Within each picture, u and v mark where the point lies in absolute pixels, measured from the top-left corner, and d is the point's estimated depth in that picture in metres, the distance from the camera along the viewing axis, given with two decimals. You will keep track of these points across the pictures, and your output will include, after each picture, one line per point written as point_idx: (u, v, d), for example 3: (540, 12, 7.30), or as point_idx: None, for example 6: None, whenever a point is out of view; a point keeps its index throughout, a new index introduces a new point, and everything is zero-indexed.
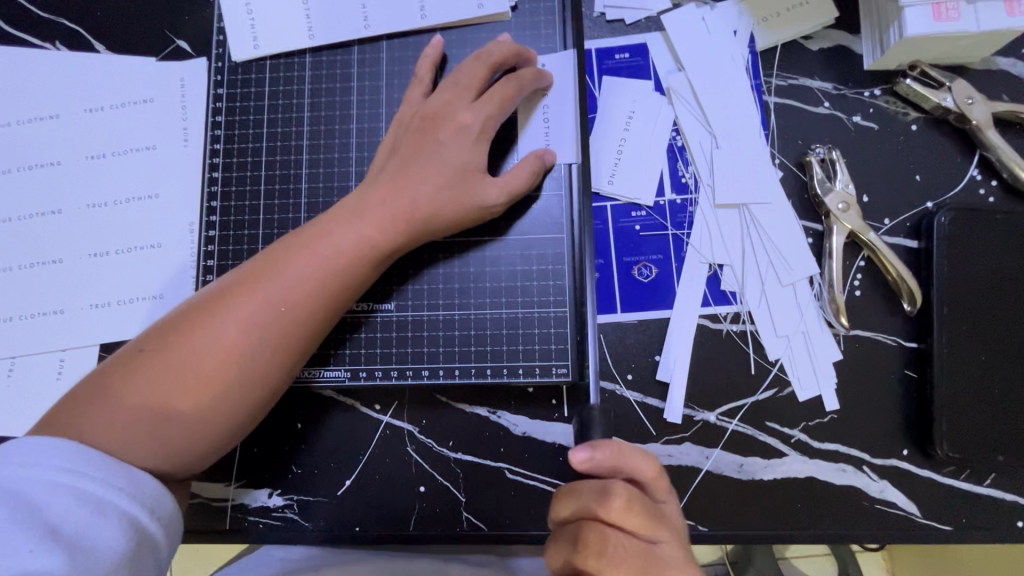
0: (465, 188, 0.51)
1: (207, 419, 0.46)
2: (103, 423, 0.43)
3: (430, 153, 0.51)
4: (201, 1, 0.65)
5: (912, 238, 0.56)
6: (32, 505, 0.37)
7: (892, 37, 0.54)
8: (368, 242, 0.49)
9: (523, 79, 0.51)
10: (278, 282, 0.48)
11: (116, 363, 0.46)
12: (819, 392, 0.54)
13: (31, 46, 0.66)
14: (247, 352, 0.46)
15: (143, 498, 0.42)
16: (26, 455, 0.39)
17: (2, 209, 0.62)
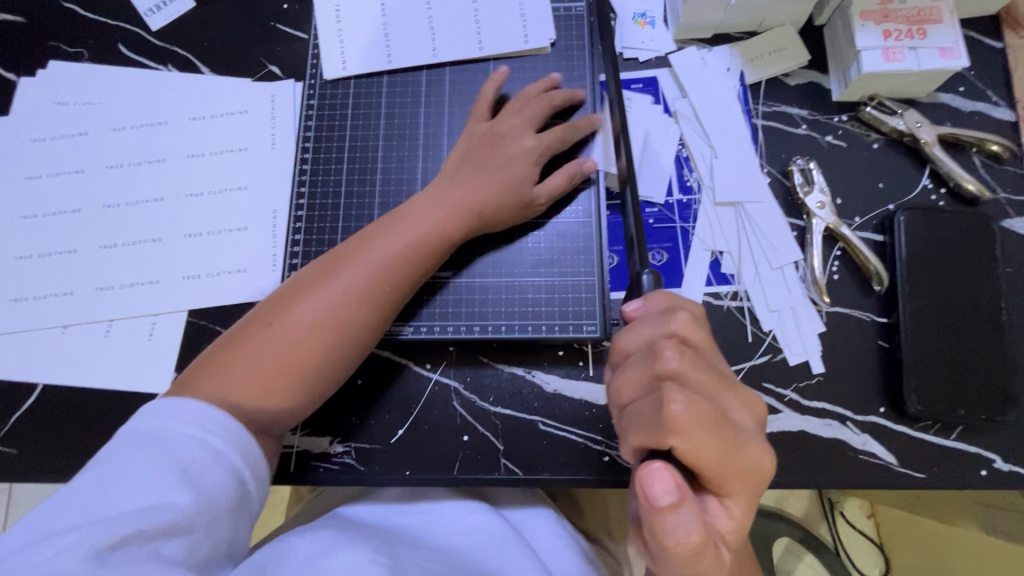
0: (521, 191, 0.63)
1: (319, 371, 0.56)
2: (235, 384, 0.52)
3: (494, 164, 0.63)
4: (292, 36, 0.79)
5: (878, 233, 0.67)
6: (170, 451, 0.46)
7: (854, 73, 0.68)
8: (441, 227, 0.60)
9: (578, 124, 0.65)
10: (368, 261, 0.58)
11: (234, 339, 0.55)
12: (807, 357, 0.64)
13: (147, 67, 0.79)
14: (349, 317, 0.56)
15: (247, 455, 0.49)
16: (166, 411, 0.48)
17: (113, 196, 0.74)
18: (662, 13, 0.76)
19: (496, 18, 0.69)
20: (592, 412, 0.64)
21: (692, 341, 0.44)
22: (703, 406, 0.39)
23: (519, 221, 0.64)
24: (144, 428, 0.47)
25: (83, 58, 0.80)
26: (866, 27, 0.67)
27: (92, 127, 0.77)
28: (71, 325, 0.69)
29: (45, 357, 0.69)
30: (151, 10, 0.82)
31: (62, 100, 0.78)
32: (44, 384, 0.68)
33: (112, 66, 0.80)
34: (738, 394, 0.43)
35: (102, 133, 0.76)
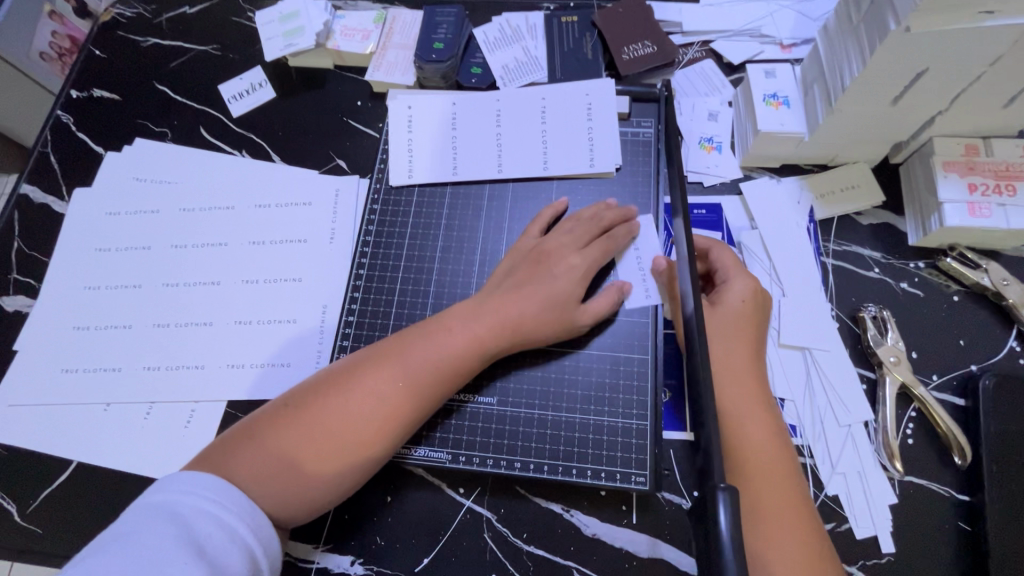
0: (565, 312, 0.61)
1: (322, 474, 0.56)
2: (245, 465, 0.54)
3: (541, 281, 0.62)
4: (362, 132, 0.82)
5: (959, 395, 0.62)
6: (187, 525, 0.48)
7: (933, 223, 0.65)
8: (469, 348, 0.60)
9: (619, 238, 0.64)
10: (394, 369, 0.58)
11: (260, 417, 0.58)
12: (875, 531, 0.58)
13: (223, 151, 0.83)
14: (363, 425, 0.56)
15: (260, 535, 0.51)
16: (185, 485, 0.51)
17: (173, 275, 0.76)
18: (730, 139, 0.75)
19: (563, 138, 0.70)
20: (632, 566, 0.59)
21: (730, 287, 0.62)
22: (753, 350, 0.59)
23: (564, 339, 0.62)
24: (165, 501, 0.49)
25: (166, 138, 0.85)
26: (950, 178, 0.64)
27: (164, 206, 0.80)
28: (114, 403, 0.70)
29: (83, 434, 0.69)
30: (234, 98, 0.86)
31: (141, 177, 0.82)
32: (77, 462, 0.68)
33: (192, 148, 0.84)
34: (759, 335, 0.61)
35: (172, 212, 0.79)
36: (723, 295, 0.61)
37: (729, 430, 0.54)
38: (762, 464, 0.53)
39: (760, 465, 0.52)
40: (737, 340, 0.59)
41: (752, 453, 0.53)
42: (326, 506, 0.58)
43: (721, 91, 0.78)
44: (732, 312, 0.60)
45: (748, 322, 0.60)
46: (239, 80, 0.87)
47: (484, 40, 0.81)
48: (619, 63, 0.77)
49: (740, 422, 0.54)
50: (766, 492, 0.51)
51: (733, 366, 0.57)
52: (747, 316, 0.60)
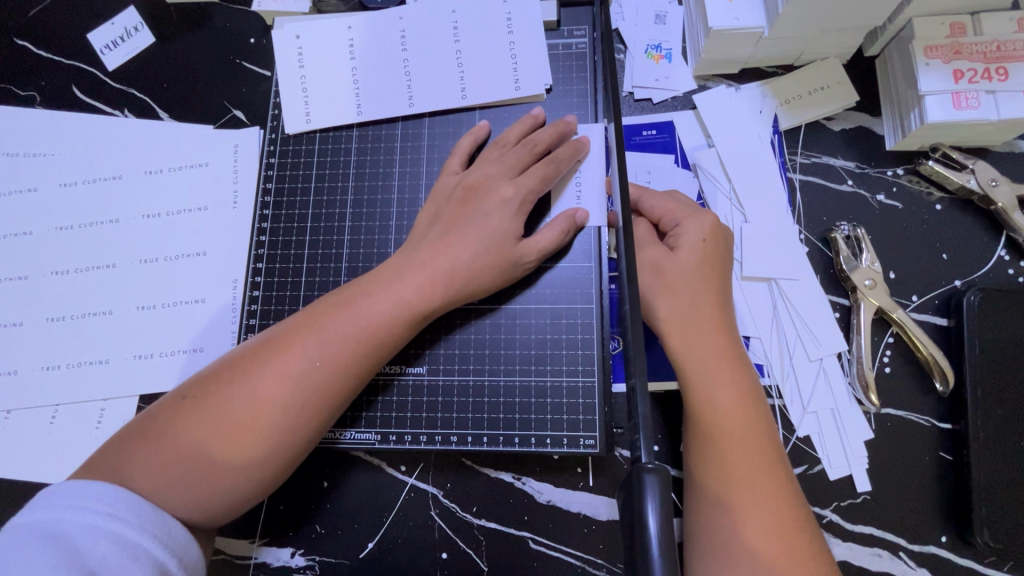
0: (503, 250, 0.53)
1: (241, 467, 0.47)
2: (145, 468, 0.46)
3: (470, 222, 0.53)
4: (259, 75, 0.70)
5: (941, 315, 0.56)
6: (73, 548, 0.40)
7: (913, 122, 0.56)
8: (402, 306, 0.51)
9: (560, 159, 0.55)
10: (317, 339, 0.50)
11: (161, 411, 0.49)
12: (850, 471, 0.53)
13: (102, 112, 0.72)
14: (285, 405, 0.48)
15: (173, 544, 0.44)
16: (73, 499, 0.42)
17: (62, 261, 0.67)
18: (681, 44, 0.65)
19: (483, 59, 0.59)
20: (591, 531, 0.54)
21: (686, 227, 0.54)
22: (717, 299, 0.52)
23: (508, 283, 0.54)
24: (46, 523, 0.41)
25: (35, 102, 0.73)
26: (932, 66, 0.54)
27: (42, 183, 0.70)
28: (14, 410, 0.63)
29: None
30: (107, 47, 0.74)
31: (10, 151, 0.71)
32: None
33: (65, 111, 0.72)
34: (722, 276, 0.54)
35: (52, 190, 0.69)
36: (677, 239, 0.53)
37: (689, 392, 0.49)
38: (729, 428, 0.47)
39: (725, 430, 0.47)
40: (700, 290, 0.52)
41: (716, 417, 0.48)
42: (253, 503, 0.50)
43: None
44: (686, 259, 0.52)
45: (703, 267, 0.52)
46: (110, 25, 0.74)
47: None
48: None
49: (703, 382, 0.49)
50: (735, 458, 0.46)
51: (692, 321, 0.51)
52: (707, 260, 0.53)
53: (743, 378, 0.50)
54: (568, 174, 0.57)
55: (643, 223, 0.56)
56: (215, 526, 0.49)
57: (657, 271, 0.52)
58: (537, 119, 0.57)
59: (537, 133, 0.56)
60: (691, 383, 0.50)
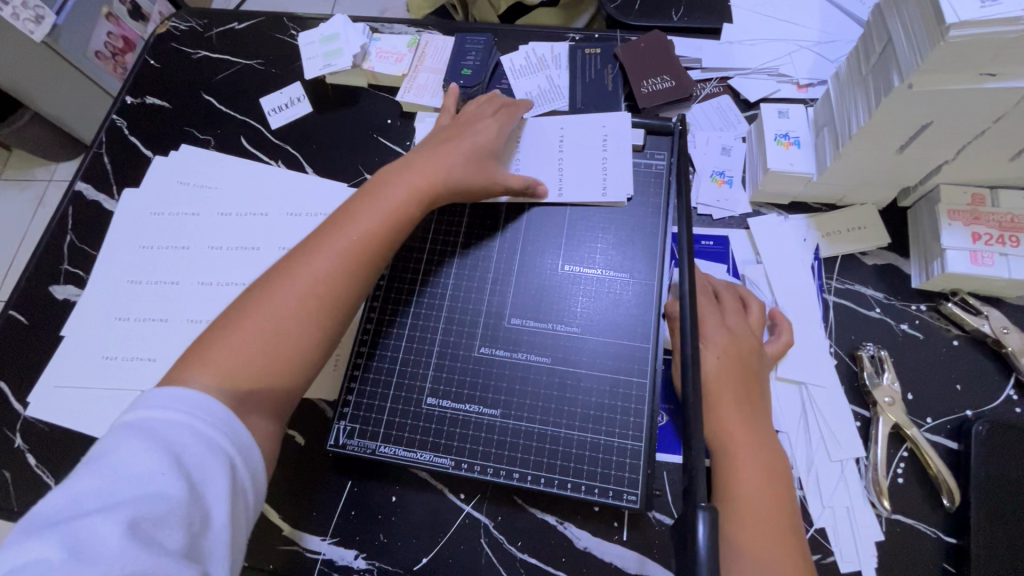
0: (489, 161, 0.70)
1: (317, 289, 0.58)
2: (210, 370, 0.53)
3: (467, 135, 0.70)
4: (391, 150, 0.87)
5: (952, 438, 0.64)
6: (162, 438, 0.47)
7: (935, 268, 0.67)
8: (418, 190, 0.65)
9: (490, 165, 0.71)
10: (350, 228, 0.62)
11: (215, 327, 0.57)
12: (859, 567, 0.59)
13: (261, 161, 0.89)
14: (327, 296, 0.59)
15: (238, 443, 0.50)
16: (159, 401, 0.49)
17: (208, 273, 0.82)
18: (741, 174, 0.78)
19: (579, 167, 0.74)
20: None
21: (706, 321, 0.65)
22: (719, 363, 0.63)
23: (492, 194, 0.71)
24: (137, 422, 0.48)
25: (209, 145, 0.91)
26: (954, 226, 0.66)
27: (203, 209, 0.86)
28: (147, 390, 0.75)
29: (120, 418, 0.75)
30: (273, 110, 0.92)
31: (184, 180, 0.88)
32: None
33: (233, 156, 0.90)
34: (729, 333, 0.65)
35: (210, 216, 0.85)
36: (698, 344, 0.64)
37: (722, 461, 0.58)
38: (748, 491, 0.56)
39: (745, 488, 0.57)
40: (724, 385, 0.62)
41: (739, 476, 0.57)
42: (307, 383, 0.59)
43: (736, 126, 0.81)
44: (739, 368, 0.62)
45: (745, 372, 0.62)
46: (279, 94, 0.93)
47: (510, 68, 0.86)
48: (638, 96, 0.80)
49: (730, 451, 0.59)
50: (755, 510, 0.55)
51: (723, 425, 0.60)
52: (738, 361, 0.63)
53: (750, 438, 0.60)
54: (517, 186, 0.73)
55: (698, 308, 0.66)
56: (272, 413, 0.55)
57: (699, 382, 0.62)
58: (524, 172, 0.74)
59: (476, 130, 0.71)
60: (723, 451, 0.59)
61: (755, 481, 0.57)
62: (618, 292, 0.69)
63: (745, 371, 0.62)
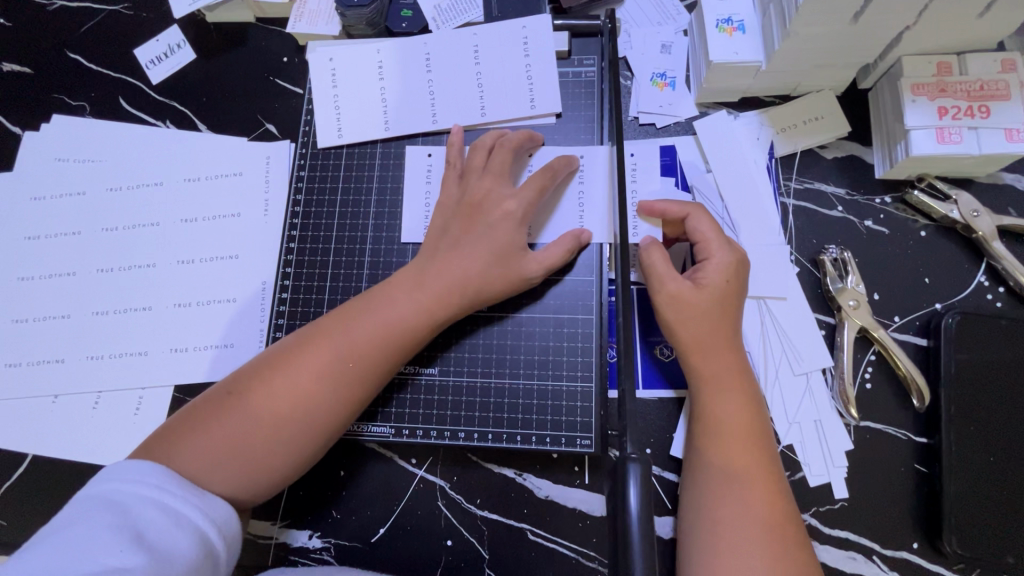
0: (507, 267, 0.56)
1: (291, 422, 0.50)
2: (201, 467, 0.48)
3: (477, 232, 0.56)
4: (292, 93, 0.76)
5: (922, 336, 0.60)
6: (126, 512, 0.42)
7: (900, 153, 0.60)
8: (428, 311, 0.54)
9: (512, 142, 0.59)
10: (340, 342, 0.52)
11: (204, 404, 0.51)
12: (829, 479, 0.57)
13: (146, 123, 0.78)
14: (324, 399, 0.51)
15: (214, 516, 0.45)
16: (123, 473, 0.44)
17: (107, 259, 0.73)
18: (684, 73, 0.69)
19: (501, 83, 0.64)
20: (586, 525, 0.59)
21: (706, 245, 0.56)
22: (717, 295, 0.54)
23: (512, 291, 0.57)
24: (106, 492, 0.43)
25: (85, 112, 0.79)
26: (918, 102, 0.58)
27: (90, 187, 0.76)
28: (61, 395, 0.69)
29: (37, 427, 0.68)
30: (152, 62, 0.80)
31: (63, 157, 0.77)
32: (32, 456, 0.67)
33: (113, 121, 0.78)
34: (726, 251, 0.56)
35: (100, 193, 0.75)
36: (700, 275, 0.55)
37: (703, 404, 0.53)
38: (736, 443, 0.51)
39: (734, 439, 0.51)
40: (717, 324, 0.54)
41: (725, 412, 0.52)
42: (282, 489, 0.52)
43: (676, 19, 0.71)
44: (724, 297, 0.54)
45: (732, 296, 0.55)
46: (155, 42, 0.80)
47: None
48: None
49: (714, 398, 0.52)
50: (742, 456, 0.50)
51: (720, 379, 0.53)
52: (727, 297, 0.54)
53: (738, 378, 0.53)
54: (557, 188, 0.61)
55: (704, 227, 0.57)
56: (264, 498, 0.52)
57: (677, 304, 0.54)
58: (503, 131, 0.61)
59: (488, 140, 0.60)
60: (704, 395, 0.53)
61: (744, 435, 0.51)
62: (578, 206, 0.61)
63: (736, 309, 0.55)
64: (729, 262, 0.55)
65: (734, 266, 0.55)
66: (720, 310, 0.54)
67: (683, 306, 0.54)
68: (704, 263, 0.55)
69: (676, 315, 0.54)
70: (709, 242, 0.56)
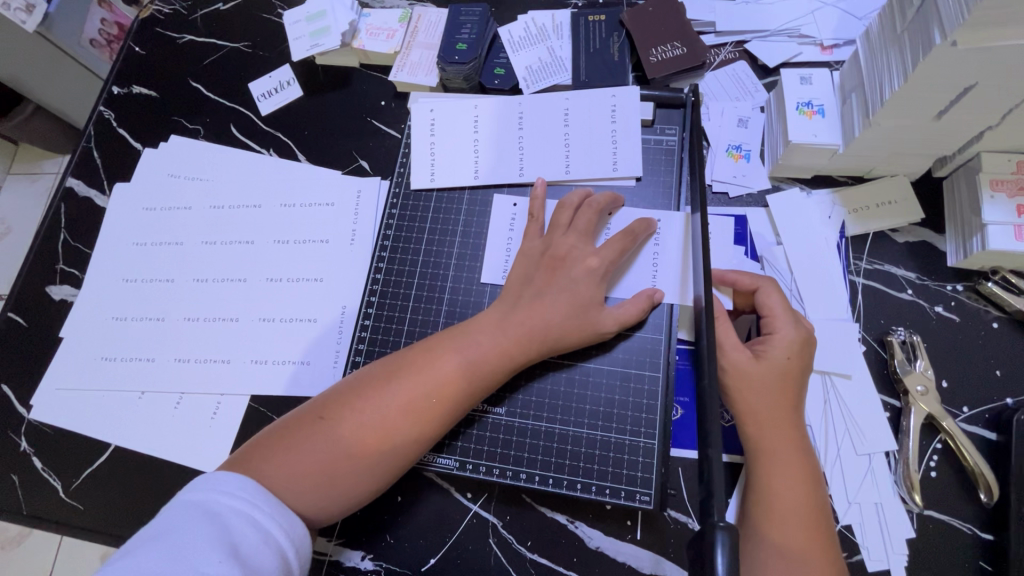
0: (585, 321, 0.58)
1: (373, 452, 0.53)
2: (287, 484, 0.51)
3: (560, 285, 0.59)
4: (386, 134, 0.82)
5: (990, 429, 0.59)
6: (223, 523, 0.45)
7: (975, 245, 0.61)
8: (506, 358, 0.57)
9: (597, 203, 0.63)
10: (425, 378, 0.55)
11: (292, 423, 0.55)
12: (888, 565, 0.56)
13: (252, 150, 0.85)
14: (403, 432, 0.54)
15: (293, 536, 0.49)
16: (220, 484, 0.48)
17: (203, 270, 0.79)
18: (759, 147, 0.72)
19: (586, 144, 0.68)
20: None
21: (774, 320, 0.57)
22: (785, 371, 0.55)
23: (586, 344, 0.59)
24: (204, 500, 0.47)
25: (199, 135, 0.88)
26: (996, 200, 0.60)
27: (196, 203, 0.83)
28: (147, 391, 0.74)
29: (122, 419, 0.73)
30: (263, 96, 0.88)
31: (175, 173, 0.85)
32: (114, 446, 0.72)
33: (223, 146, 0.86)
34: (795, 326, 0.57)
35: (203, 209, 0.82)
36: (765, 349, 0.56)
37: (764, 478, 0.53)
38: (797, 523, 0.51)
39: (795, 519, 0.51)
40: (782, 399, 0.55)
41: (784, 487, 0.52)
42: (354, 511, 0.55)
43: (754, 96, 0.75)
44: (792, 373, 0.55)
45: (796, 370, 0.56)
46: (268, 78, 0.89)
47: (509, 38, 0.80)
48: (646, 66, 0.74)
49: (776, 474, 0.53)
50: (802, 538, 0.50)
51: (785, 457, 0.53)
52: (792, 372, 0.55)
53: (801, 456, 0.53)
54: (637, 247, 0.64)
55: (774, 301, 0.58)
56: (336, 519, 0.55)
57: (740, 375, 0.56)
58: (587, 192, 0.65)
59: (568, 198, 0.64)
60: (766, 470, 0.53)
61: (804, 516, 0.51)
62: (655, 268, 0.63)
63: (802, 384, 0.56)
64: (797, 337, 0.56)
65: (803, 341, 0.56)
66: (785, 385, 0.55)
67: (748, 378, 0.55)
68: (771, 337, 0.57)
69: (736, 385, 0.56)
70: (776, 317, 0.57)
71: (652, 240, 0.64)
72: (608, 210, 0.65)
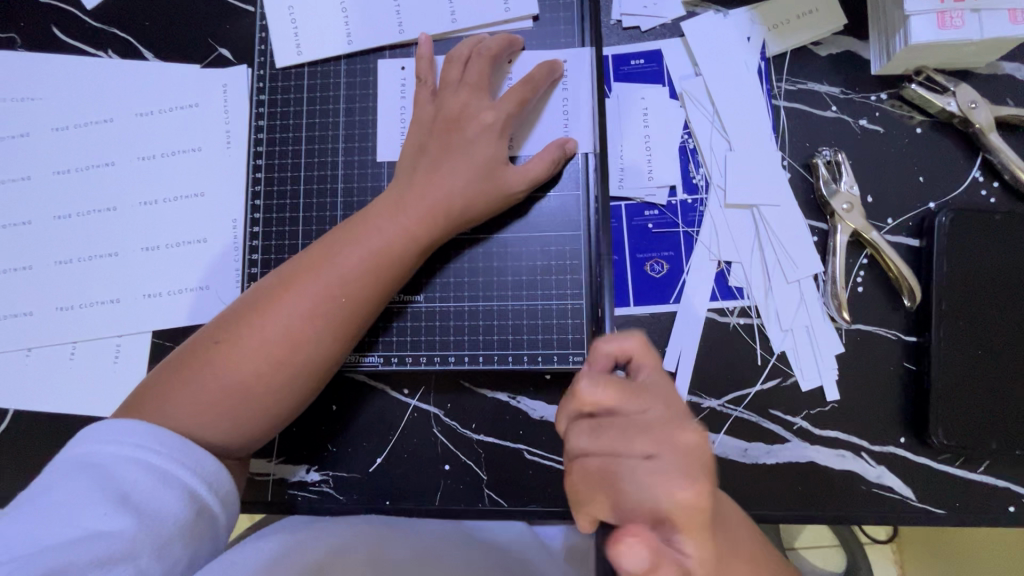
0: (492, 185, 0.53)
1: (284, 362, 0.48)
2: (192, 415, 0.46)
3: (458, 152, 0.53)
4: (244, 11, 0.69)
5: (914, 236, 0.59)
6: (108, 474, 0.40)
7: (898, 44, 0.57)
8: (414, 238, 0.52)
9: (489, 49, 0.55)
10: (325, 276, 0.50)
11: (189, 352, 0.49)
12: (820, 382, 0.57)
13: (86, 54, 0.71)
14: (313, 335, 0.49)
15: (204, 472, 0.43)
16: (104, 434, 0.42)
17: (64, 205, 0.68)
18: None
19: None
20: None
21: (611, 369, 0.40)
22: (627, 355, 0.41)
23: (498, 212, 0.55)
24: (84, 455, 0.41)
25: (16, 45, 0.71)
26: None
27: (34, 128, 0.70)
28: (35, 347, 0.66)
29: (13, 382, 0.66)
30: None
31: None
32: (11, 410, 0.65)
33: (48, 54, 0.71)
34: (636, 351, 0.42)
35: (46, 134, 0.69)
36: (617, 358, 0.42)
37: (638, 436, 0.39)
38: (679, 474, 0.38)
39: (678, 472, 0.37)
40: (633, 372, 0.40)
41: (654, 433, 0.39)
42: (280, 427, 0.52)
43: None
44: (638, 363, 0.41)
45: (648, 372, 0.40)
46: None
47: None
48: None
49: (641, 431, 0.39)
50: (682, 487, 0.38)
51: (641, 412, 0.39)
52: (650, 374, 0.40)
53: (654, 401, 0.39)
54: (542, 96, 0.57)
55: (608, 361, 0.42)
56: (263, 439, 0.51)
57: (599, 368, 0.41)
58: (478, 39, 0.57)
59: (456, 52, 0.56)
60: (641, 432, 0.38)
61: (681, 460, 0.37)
62: (566, 119, 0.57)
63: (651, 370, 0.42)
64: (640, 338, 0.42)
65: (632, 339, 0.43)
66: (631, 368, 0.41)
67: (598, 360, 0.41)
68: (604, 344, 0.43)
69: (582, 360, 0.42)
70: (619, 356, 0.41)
71: (555, 83, 0.58)
72: (506, 57, 0.58)
